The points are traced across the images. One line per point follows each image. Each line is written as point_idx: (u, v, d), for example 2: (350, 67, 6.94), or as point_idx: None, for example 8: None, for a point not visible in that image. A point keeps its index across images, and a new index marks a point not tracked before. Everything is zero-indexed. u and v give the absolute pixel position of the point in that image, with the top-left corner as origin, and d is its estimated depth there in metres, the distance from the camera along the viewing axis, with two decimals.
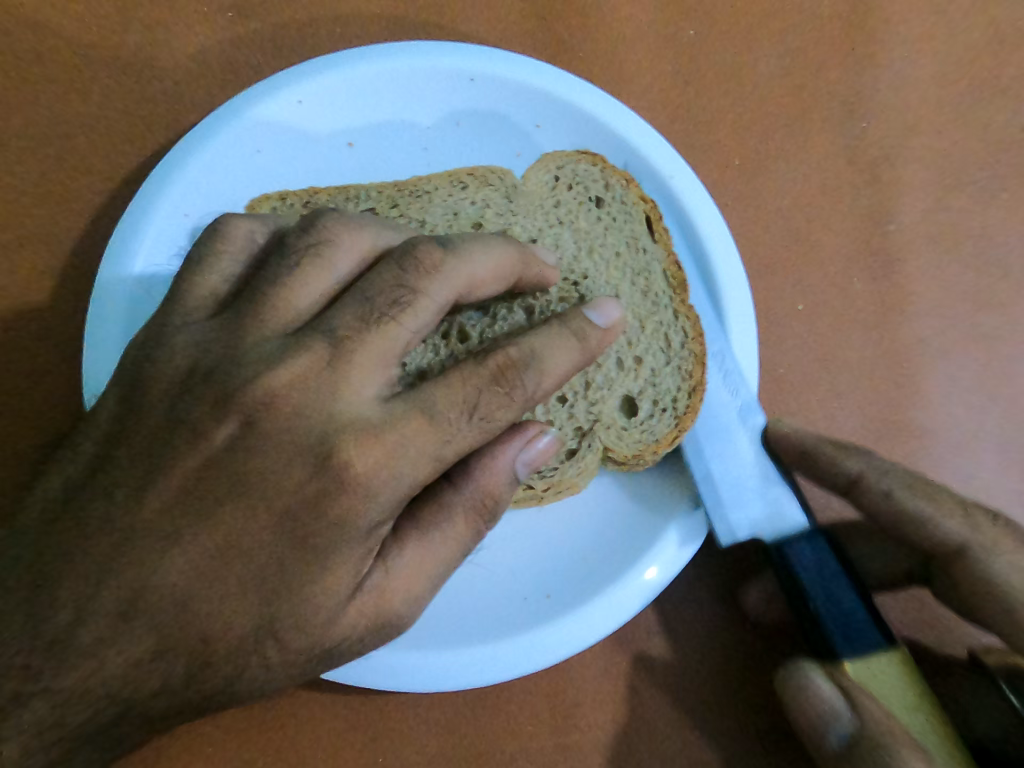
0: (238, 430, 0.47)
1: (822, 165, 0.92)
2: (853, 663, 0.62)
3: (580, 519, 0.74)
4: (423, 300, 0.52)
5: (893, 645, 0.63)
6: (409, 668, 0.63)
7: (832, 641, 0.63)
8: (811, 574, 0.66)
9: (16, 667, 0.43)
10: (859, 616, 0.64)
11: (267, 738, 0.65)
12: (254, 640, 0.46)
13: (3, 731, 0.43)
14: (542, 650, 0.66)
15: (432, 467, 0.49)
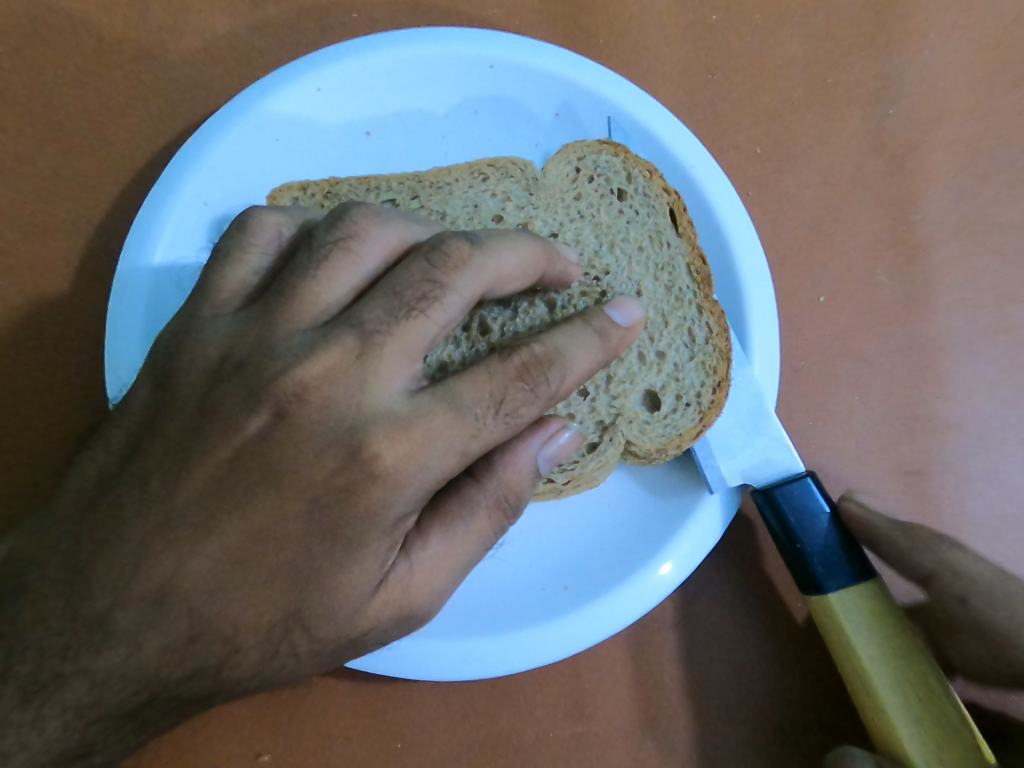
0: (269, 420, 0.47)
1: (847, 152, 0.91)
2: (835, 594, 0.65)
3: (598, 514, 0.73)
4: (451, 294, 0.52)
5: (870, 577, 0.65)
6: (425, 658, 0.64)
7: (815, 575, 0.66)
8: (801, 517, 0.67)
9: (58, 646, 0.44)
10: (841, 552, 0.66)
11: (287, 723, 0.66)
12: (282, 628, 0.46)
13: (49, 706, 0.45)
14: (561, 644, 0.66)
15: (458, 460, 0.49)
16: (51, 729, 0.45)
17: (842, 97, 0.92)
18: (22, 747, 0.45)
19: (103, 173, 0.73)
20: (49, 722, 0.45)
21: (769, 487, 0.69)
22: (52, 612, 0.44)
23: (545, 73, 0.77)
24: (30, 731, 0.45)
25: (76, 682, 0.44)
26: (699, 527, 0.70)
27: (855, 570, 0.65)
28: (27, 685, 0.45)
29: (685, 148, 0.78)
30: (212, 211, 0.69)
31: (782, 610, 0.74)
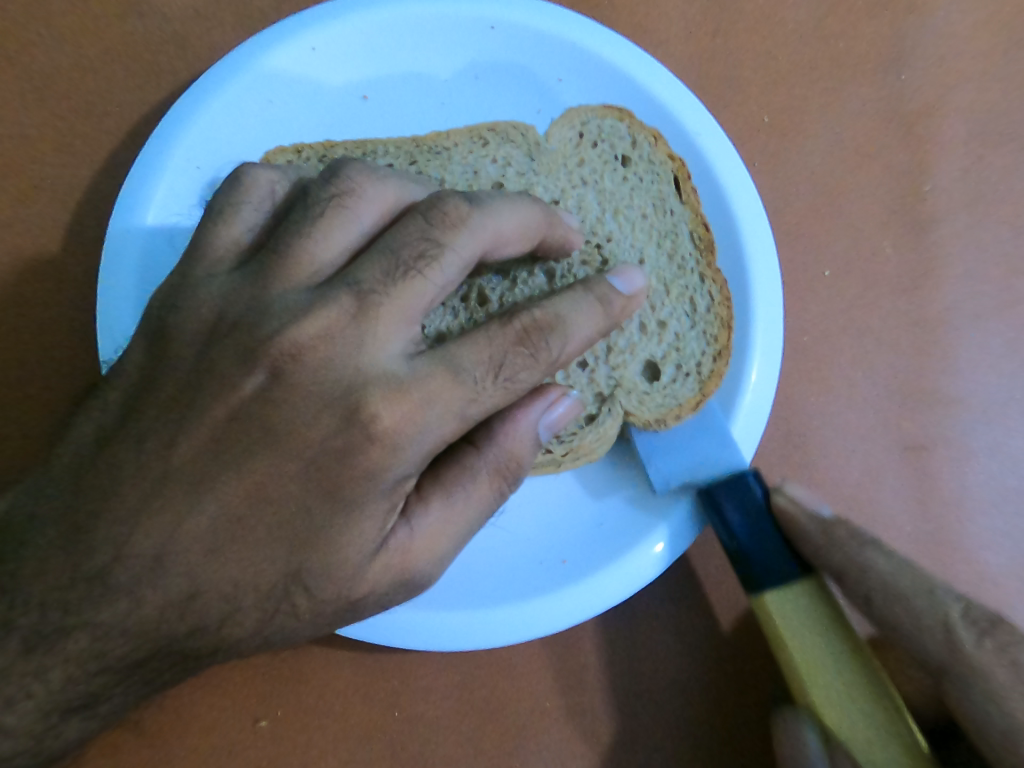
0: (266, 380, 0.46)
1: (857, 119, 0.88)
2: (773, 595, 0.64)
3: (597, 487, 0.73)
4: (449, 254, 0.51)
5: (808, 573, 0.64)
6: (418, 628, 0.63)
7: (755, 574, 0.65)
8: (740, 513, 0.67)
9: (60, 601, 0.44)
10: (779, 549, 0.65)
11: (282, 692, 0.65)
12: (281, 588, 0.46)
13: (54, 657, 0.45)
14: (559, 615, 0.66)
15: (457, 424, 0.49)
16: (55, 680, 0.46)
17: (854, 62, 0.89)
18: (28, 695, 0.46)
19: (95, 132, 0.71)
20: (54, 673, 0.46)
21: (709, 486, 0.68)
22: (54, 566, 0.45)
23: (548, 35, 0.75)
24: (34, 680, 0.46)
25: (79, 634, 0.45)
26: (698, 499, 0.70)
27: (791, 563, 0.65)
28: (33, 636, 0.45)
29: (692, 116, 0.76)
30: (204, 175, 0.67)
31: None
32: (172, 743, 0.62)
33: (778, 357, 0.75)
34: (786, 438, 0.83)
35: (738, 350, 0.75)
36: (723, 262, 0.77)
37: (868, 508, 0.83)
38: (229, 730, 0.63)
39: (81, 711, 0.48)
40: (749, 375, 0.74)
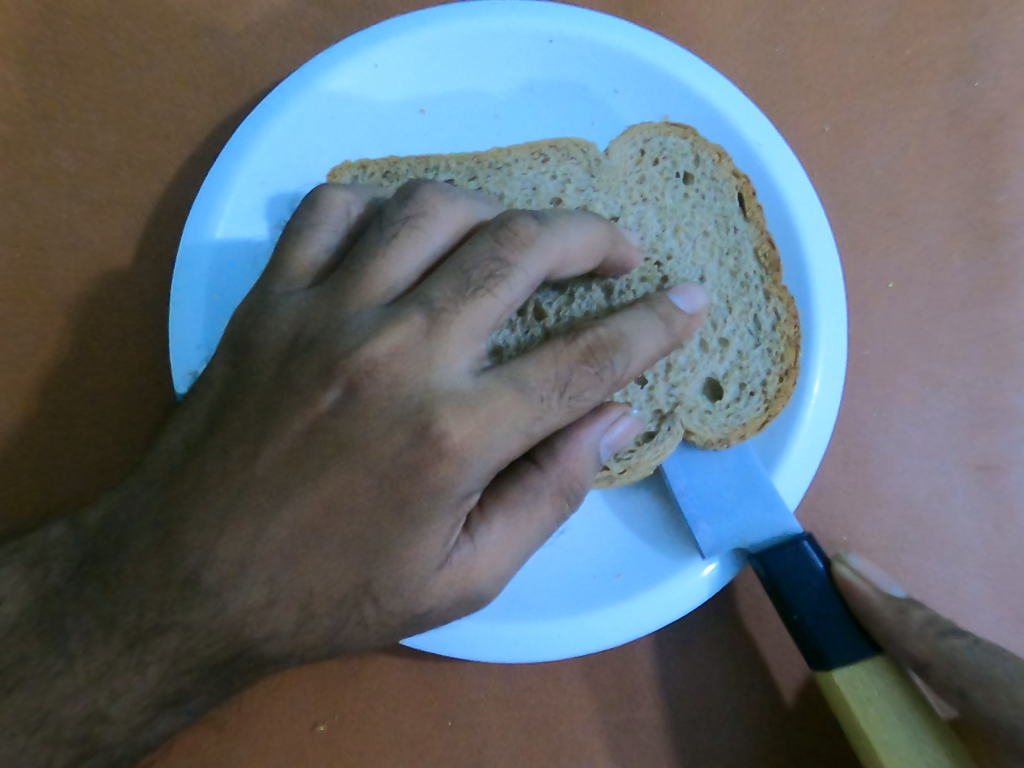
0: (341, 395, 0.48)
1: (927, 126, 0.85)
2: (841, 672, 0.61)
3: (649, 501, 0.72)
4: (517, 272, 0.51)
5: (876, 651, 0.62)
6: (474, 641, 0.64)
7: (819, 648, 0.63)
8: (803, 591, 0.64)
9: (155, 601, 0.47)
10: (845, 627, 0.63)
11: (339, 697, 0.66)
12: (354, 597, 0.47)
13: (149, 654, 0.48)
14: (613, 634, 0.66)
15: (522, 441, 0.49)
16: (151, 675, 0.49)
17: (923, 67, 0.86)
18: (129, 689, 0.49)
19: (166, 147, 0.73)
20: (149, 668, 0.49)
21: (763, 550, 0.66)
22: (150, 568, 0.47)
23: (609, 49, 0.75)
24: (133, 675, 0.49)
25: (171, 633, 0.47)
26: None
27: (863, 641, 0.62)
28: (131, 632, 0.48)
29: (752, 126, 0.75)
30: (270, 190, 0.70)
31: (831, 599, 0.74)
32: (239, 745, 0.64)
33: (842, 368, 0.73)
34: (846, 457, 0.80)
35: (802, 365, 0.73)
36: (787, 273, 0.75)
37: (934, 531, 0.79)
38: (295, 735, 0.65)
39: (170, 707, 0.51)
40: (812, 390, 0.72)
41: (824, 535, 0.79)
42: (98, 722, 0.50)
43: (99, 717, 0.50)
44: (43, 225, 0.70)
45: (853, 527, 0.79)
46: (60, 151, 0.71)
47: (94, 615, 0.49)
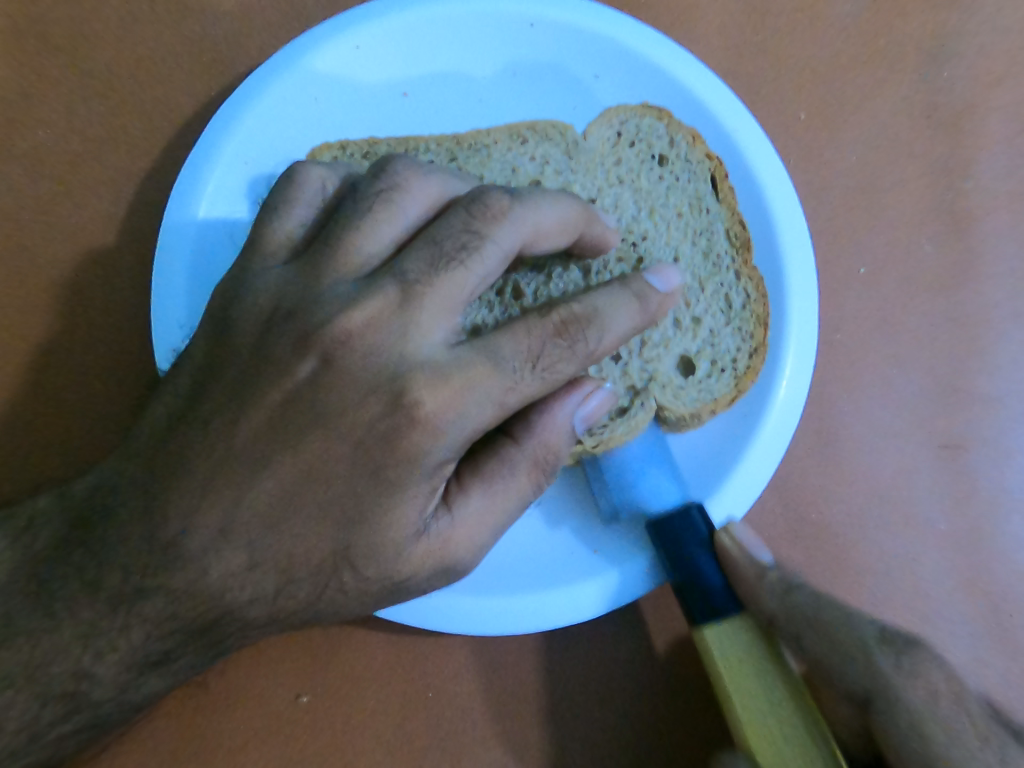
0: (318, 366, 0.48)
1: (897, 116, 0.87)
2: (708, 629, 0.63)
3: None
4: (490, 245, 0.52)
5: (740, 611, 0.63)
6: (456, 613, 0.65)
7: (692, 604, 0.64)
8: (681, 550, 0.65)
9: (139, 565, 0.48)
10: (714, 584, 0.64)
11: (322, 666, 0.67)
12: (333, 562, 0.48)
13: (134, 617, 0.49)
14: (589, 605, 0.68)
15: (495, 411, 0.50)
16: (137, 636, 0.50)
17: (895, 58, 0.88)
18: (115, 649, 0.50)
19: (145, 125, 0.72)
20: (135, 631, 0.50)
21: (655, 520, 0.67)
22: (134, 533, 0.48)
23: (590, 34, 0.76)
24: (119, 636, 0.50)
25: (154, 598, 0.48)
26: (731, 497, 0.71)
27: (730, 595, 0.64)
28: (116, 596, 0.49)
29: (727, 111, 0.76)
30: (251, 171, 0.70)
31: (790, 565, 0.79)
32: (223, 712, 0.65)
33: (814, 351, 0.74)
34: (817, 437, 0.83)
35: (773, 345, 0.75)
36: (759, 257, 0.77)
37: (900, 508, 0.82)
38: (282, 703, 0.66)
39: (157, 667, 0.52)
40: (785, 370, 0.74)
41: (795, 511, 0.81)
42: (86, 680, 0.51)
43: (86, 675, 0.51)
44: (23, 200, 0.70)
45: (822, 504, 0.82)
46: (40, 126, 0.71)
47: (80, 581, 0.50)
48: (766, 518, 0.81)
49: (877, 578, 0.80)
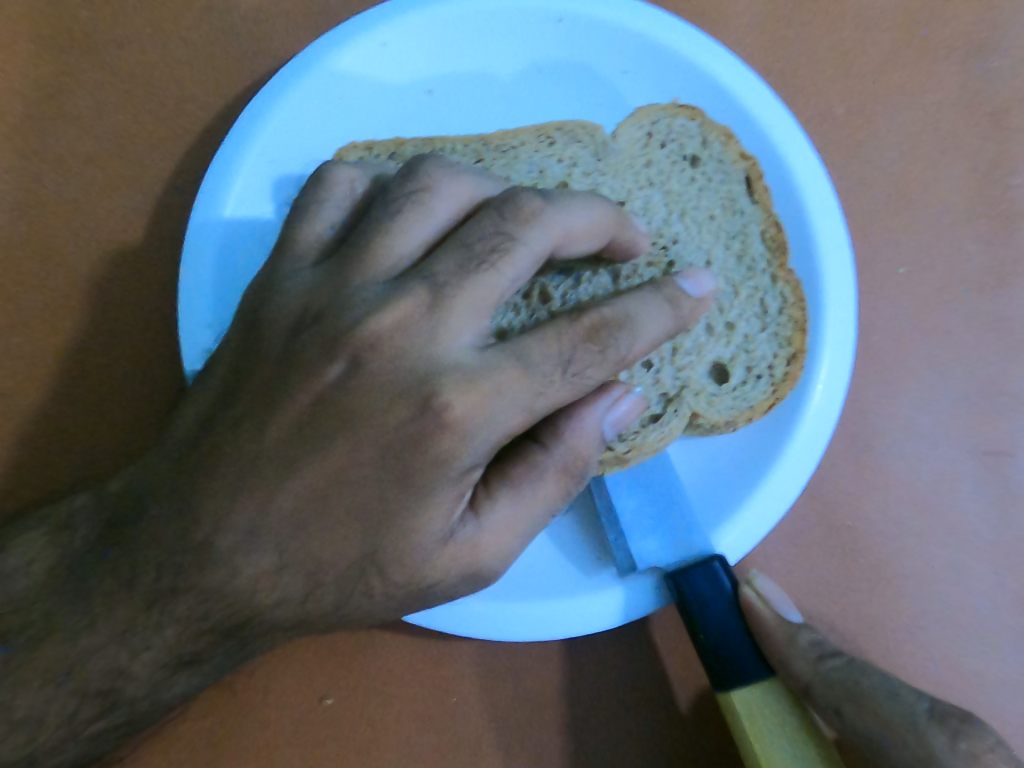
0: (346, 369, 0.48)
1: (941, 108, 0.83)
2: (736, 696, 0.64)
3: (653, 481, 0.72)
4: (521, 246, 0.51)
5: (771, 675, 0.65)
6: (483, 617, 0.65)
7: (722, 672, 0.65)
8: (713, 609, 0.65)
9: (170, 565, 0.49)
10: (742, 652, 0.65)
11: (348, 668, 0.67)
12: (361, 565, 0.48)
13: (165, 616, 0.50)
14: (614, 612, 0.67)
15: (525, 416, 0.49)
16: (168, 636, 0.50)
17: (938, 48, 0.84)
18: (148, 648, 0.51)
19: (176, 127, 0.73)
20: (166, 630, 0.50)
21: (678, 572, 0.66)
22: (166, 533, 0.49)
23: (622, 33, 0.74)
24: (152, 634, 0.50)
25: (186, 597, 0.49)
26: (761, 506, 0.70)
27: (756, 661, 0.65)
28: (148, 595, 0.50)
29: (765, 109, 0.74)
30: (278, 171, 0.70)
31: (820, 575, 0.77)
32: (251, 711, 0.65)
33: (849, 357, 0.72)
34: (855, 443, 0.80)
35: (810, 350, 0.73)
36: (795, 257, 0.75)
37: (942, 518, 0.78)
38: (309, 703, 0.66)
39: (188, 667, 0.52)
40: (820, 376, 0.72)
41: (831, 520, 0.79)
42: (119, 677, 0.52)
43: (119, 673, 0.52)
44: (60, 203, 0.71)
45: (859, 513, 0.79)
46: (76, 130, 0.72)
47: (114, 579, 0.51)
48: (800, 526, 0.79)
49: (919, 591, 0.77)
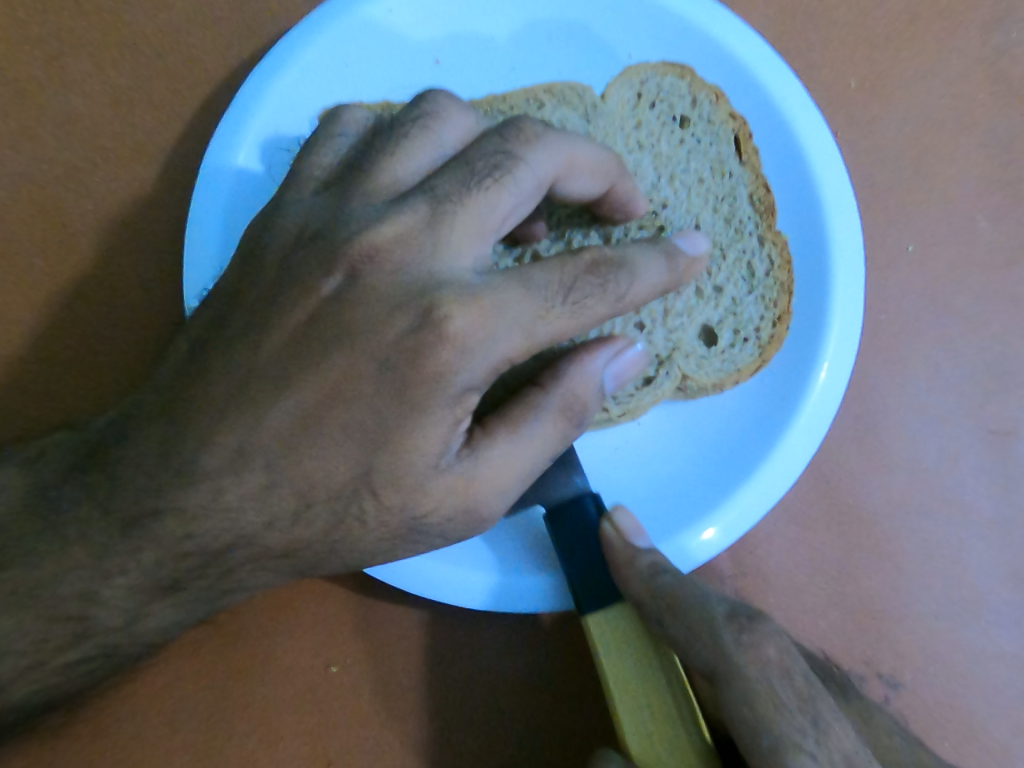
0: (343, 282, 0.48)
1: (955, 84, 0.82)
2: (590, 619, 0.61)
3: (643, 445, 0.73)
4: (524, 168, 0.51)
5: (621, 600, 0.61)
6: (423, 576, 0.64)
7: (578, 596, 0.62)
8: (572, 546, 0.63)
9: (153, 485, 0.48)
10: (599, 580, 0.62)
11: (335, 615, 0.67)
12: (355, 476, 0.47)
13: (150, 540, 0.50)
14: (552, 588, 0.65)
15: (524, 339, 0.48)
16: (151, 559, 0.50)
17: (954, 22, 0.83)
18: (130, 572, 0.51)
19: (178, 76, 0.73)
20: (150, 554, 0.50)
21: (551, 515, 0.64)
22: (150, 457, 0.48)
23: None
24: (134, 558, 0.50)
25: (177, 517, 0.48)
26: (758, 486, 0.69)
27: (610, 587, 0.62)
28: (133, 519, 0.50)
29: (768, 66, 0.73)
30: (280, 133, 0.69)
31: (815, 548, 0.77)
32: (237, 653, 0.66)
33: (860, 325, 0.71)
34: (858, 417, 0.79)
35: (820, 317, 0.72)
36: (786, 218, 0.75)
37: (942, 496, 0.78)
38: (298, 646, 0.66)
39: (171, 593, 0.52)
40: (825, 353, 0.71)
41: (831, 493, 0.78)
42: (102, 601, 0.52)
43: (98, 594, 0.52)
44: (61, 148, 0.71)
45: (859, 487, 0.78)
46: (77, 77, 0.71)
47: (99, 493, 0.50)
48: (800, 498, 0.77)
49: (916, 567, 0.76)
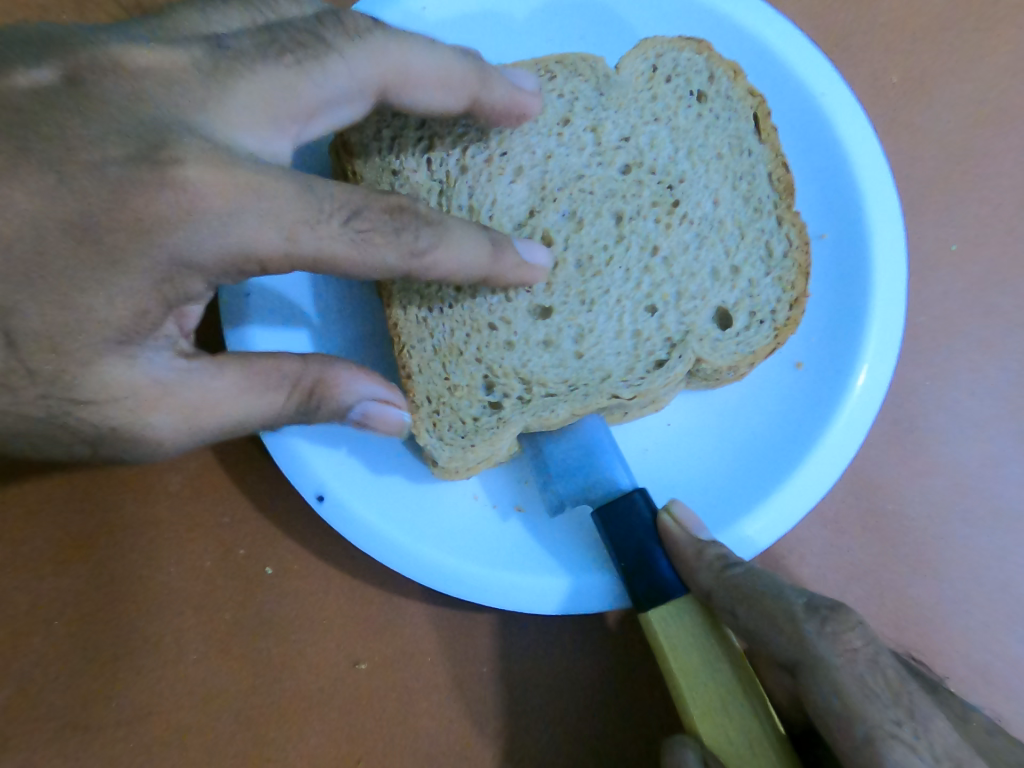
0: (52, 79, 0.42)
1: (998, 69, 0.76)
2: (653, 614, 0.56)
3: (670, 440, 0.69)
4: (337, 57, 0.50)
5: (686, 594, 0.56)
6: (416, 558, 0.61)
7: (636, 594, 0.57)
8: (626, 540, 0.58)
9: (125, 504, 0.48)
10: (658, 573, 0.57)
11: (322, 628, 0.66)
12: (9, 300, 0.40)
13: None
14: (613, 589, 0.62)
15: (275, 237, 0.44)
16: None
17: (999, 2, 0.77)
18: None
19: None
20: None
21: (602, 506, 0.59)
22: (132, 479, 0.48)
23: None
24: None
25: None
26: (808, 476, 0.64)
27: (673, 580, 0.57)
28: None
29: (798, 51, 0.68)
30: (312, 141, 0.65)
31: (844, 576, 0.71)
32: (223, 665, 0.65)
33: (900, 326, 0.66)
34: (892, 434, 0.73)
35: (852, 320, 0.67)
36: (812, 204, 0.69)
37: (984, 514, 0.71)
38: (287, 659, 0.66)
39: None
40: (863, 356, 0.66)
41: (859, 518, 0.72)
42: None
43: None
44: None
45: (892, 510, 0.72)
46: None
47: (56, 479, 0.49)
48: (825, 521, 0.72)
49: (954, 590, 0.70)
